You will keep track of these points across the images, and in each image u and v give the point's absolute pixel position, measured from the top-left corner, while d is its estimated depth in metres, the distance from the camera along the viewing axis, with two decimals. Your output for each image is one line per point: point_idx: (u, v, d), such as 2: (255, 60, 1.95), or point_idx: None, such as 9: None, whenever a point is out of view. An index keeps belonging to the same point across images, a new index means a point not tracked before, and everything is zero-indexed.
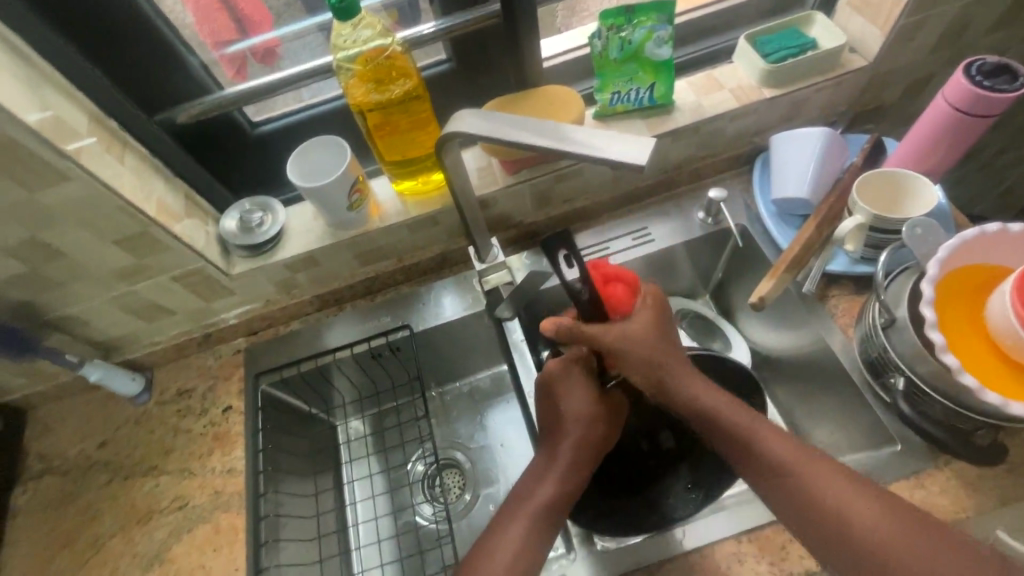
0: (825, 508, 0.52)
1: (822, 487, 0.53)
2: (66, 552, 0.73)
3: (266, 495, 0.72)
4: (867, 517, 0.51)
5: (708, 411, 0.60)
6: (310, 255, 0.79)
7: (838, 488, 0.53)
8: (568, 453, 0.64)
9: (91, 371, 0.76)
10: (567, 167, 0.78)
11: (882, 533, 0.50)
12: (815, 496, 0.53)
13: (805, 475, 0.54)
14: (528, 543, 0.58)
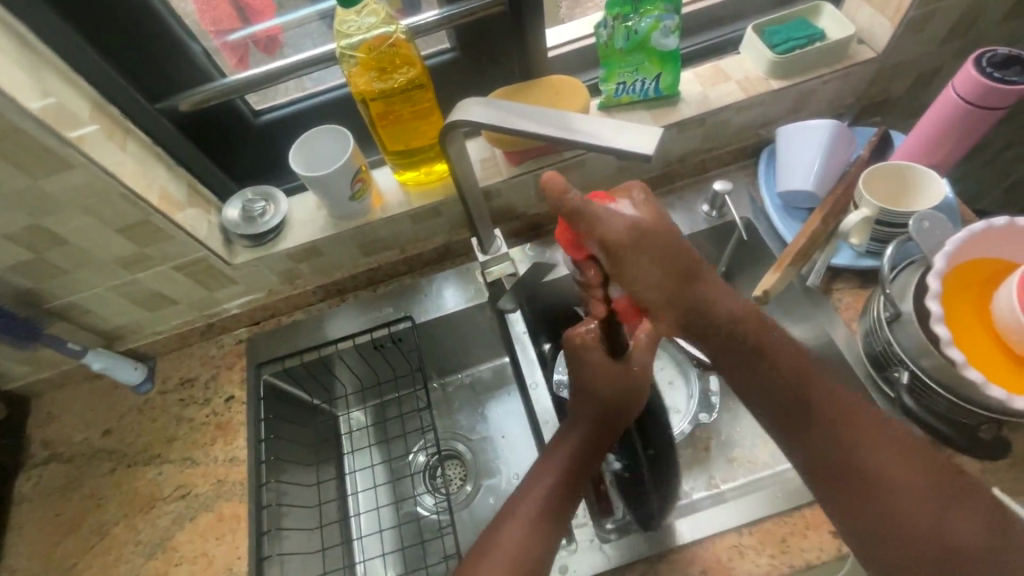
0: (880, 479, 0.49)
1: (890, 463, 0.50)
2: (70, 539, 0.74)
3: (268, 484, 0.73)
4: (924, 491, 0.48)
5: (740, 355, 0.54)
6: (313, 244, 0.78)
7: (900, 460, 0.50)
8: (587, 435, 0.61)
9: (94, 360, 0.77)
10: (571, 158, 0.78)
11: (934, 511, 0.48)
12: (869, 464, 0.50)
13: (865, 441, 0.51)
14: (529, 542, 0.53)
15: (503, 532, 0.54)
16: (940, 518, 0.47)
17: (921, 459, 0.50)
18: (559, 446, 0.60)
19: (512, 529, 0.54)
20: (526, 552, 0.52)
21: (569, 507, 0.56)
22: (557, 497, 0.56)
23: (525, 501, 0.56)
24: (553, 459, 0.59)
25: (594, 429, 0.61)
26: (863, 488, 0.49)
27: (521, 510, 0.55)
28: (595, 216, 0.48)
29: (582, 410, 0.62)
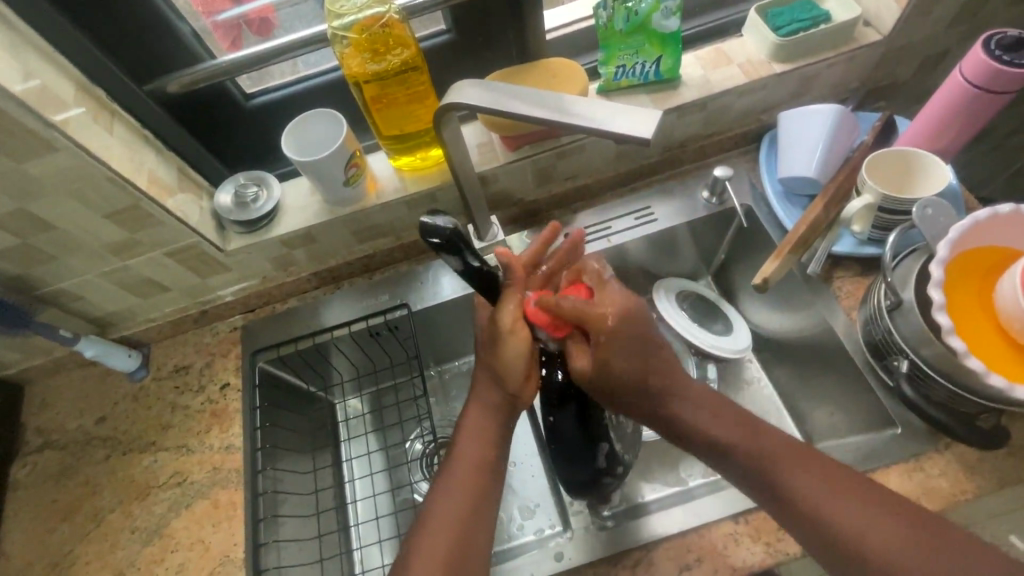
0: (799, 499, 0.52)
1: (793, 475, 0.53)
2: (66, 525, 0.74)
3: (264, 471, 0.73)
4: (828, 494, 0.51)
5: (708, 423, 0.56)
6: (307, 231, 0.77)
7: (797, 470, 0.53)
8: (494, 420, 0.59)
9: (87, 348, 0.76)
10: (569, 143, 0.76)
11: (839, 511, 0.50)
12: (786, 491, 0.52)
13: (771, 466, 0.53)
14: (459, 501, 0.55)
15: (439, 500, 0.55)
16: (847, 510, 0.50)
17: (807, 461, 0.53)
18: (467, 435, 0.58)
19: (435, 535, 0.53)
20: (459, 548, 0.53)
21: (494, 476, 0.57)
22: (475, 491, 0.56)
23: (444, 496, 0.55)
24: (462, 454, 0.58)
25: (500, 412, 0.59)
26: (793, 512, 0.52)
27: (441, 509, 0.55)
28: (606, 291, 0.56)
29: (483, 390, 0.60)
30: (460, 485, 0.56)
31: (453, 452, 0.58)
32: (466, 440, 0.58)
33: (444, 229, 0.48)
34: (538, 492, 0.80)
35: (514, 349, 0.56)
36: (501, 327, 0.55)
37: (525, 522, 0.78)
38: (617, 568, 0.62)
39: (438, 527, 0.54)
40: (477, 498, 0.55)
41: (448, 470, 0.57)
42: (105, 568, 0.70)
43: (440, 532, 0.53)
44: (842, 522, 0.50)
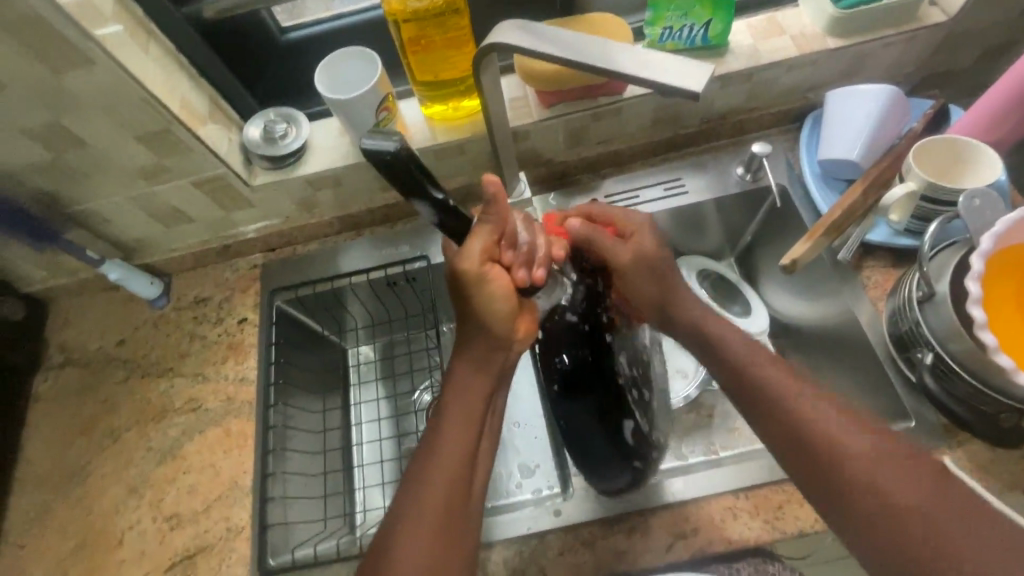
0: (831, 446, 0.49)
1: (822, 423, 0.50)
2: (84, 439, 0.77)
3: (276, 406, 0.75)
4: (885, 465, 0.47)
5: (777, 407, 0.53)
6: (333, 172, 0.76)
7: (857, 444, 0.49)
8: (483, 378, 0.56)
9: (112, 271, 0.77)
10: (606, 105, 0.74)
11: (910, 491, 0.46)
12: (880, 495, 0.46)
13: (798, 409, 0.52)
14: (449, 469, 0.52)
15: (426, 467, 0.52)
16: (884, 476, 0.47)
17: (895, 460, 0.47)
18: (454, 392, 0.55)
19: (425, 496, 0.51)
20: (449, 507, 0.51)
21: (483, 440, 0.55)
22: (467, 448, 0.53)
23: (431, 455, 0.52)
24: (450, 413, 0.54)
25: (489, 370, 0.56)
26: (847, 483, 0.48)
27: (432, 469, 0.52)
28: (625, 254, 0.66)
29: (472, 347, 0.56)
30: (450, 446, 0.53)
31: (441, 412, 0.55)
32: (456, 399, 0.55)
33: (389, 151, 0.43)
34: (538, 453, 0.82)
35: (489, 294, 0.53)
36: (474, 272, 0.52)
37: (524, 480, 0.80)
38: (613, 530, 0.62)
39: (431, 490, 0.51)
40: (469, 458, 0.53)
41: (436, 431, 0.54)
42: (120, 483, 0.73)
43: (425, 496, 0.51)
44: (889, 482, 0.47)
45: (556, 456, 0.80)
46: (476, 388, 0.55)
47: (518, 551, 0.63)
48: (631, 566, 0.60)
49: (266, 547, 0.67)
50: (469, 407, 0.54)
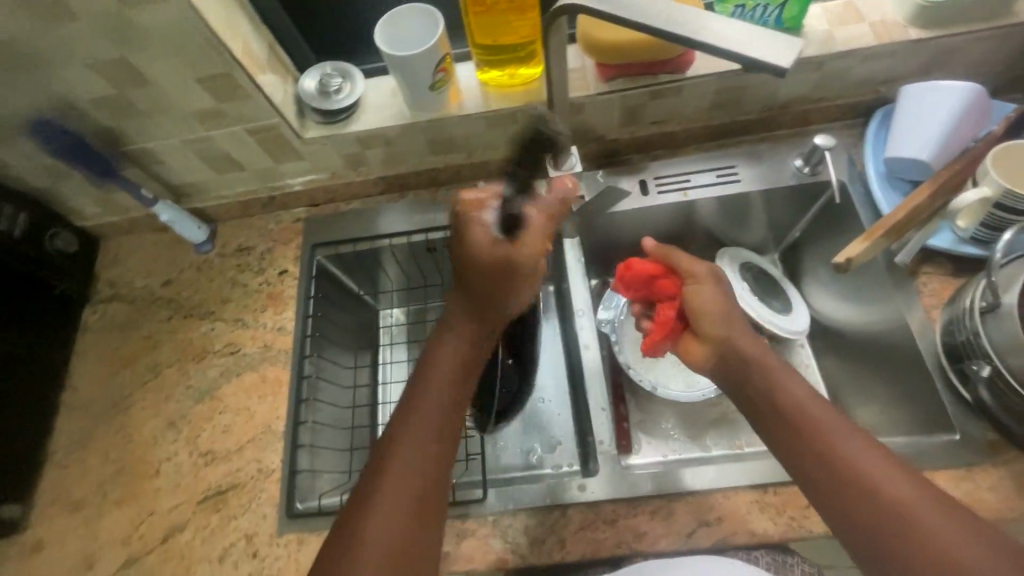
0: (820, 441, 0.51)
1: (840, 436, 0.51)
2: (128, 371, 0.80)
3: (311, 356, 0.77)
4: (863, 458, 0.49)
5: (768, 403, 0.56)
6: (383, 131, 0.76)
7: (839, 438, 0.51)
8: (470, 340, 0.59)
9: (163, 211, 0.79)
10: (667, 83, 0.72)
11: (885, 481, 0.48)
12: (854, 483, 0.49)
13: (815, 419, 0.53)
14: (434, 418, 0.54)
15: (409, 415, 0.54)
16: (898, 490, 0.47)
17: (874, 454, 0.50)
18: (441, 351, 0.58)
19: (409, 441, 0.52)
20: (431, 451, 0.52)
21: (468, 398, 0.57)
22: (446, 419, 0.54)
23: (416, 404, 0.55)
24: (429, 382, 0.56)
25: (477, 336, 0.60)
26: (828, 475, 0.50)
27: (415, 415, 0.54)
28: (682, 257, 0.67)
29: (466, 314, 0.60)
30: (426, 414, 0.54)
31: (424, 374, 0.57)
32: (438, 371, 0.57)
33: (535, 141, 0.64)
34: (560, 430, 0.83)
35: (523, 274, 0.62)
36: (534, 255, 0.62)
37: (544, 454, 0.81)
38: (636, 511, 0.62)
39: (405, 454, 0.52)
40: (445, 431, 0.54)
41: (414, 400, 0.55)
42: (159, 417, 0.76)
43: (409, 442, 0.52)
44: (902, 500, 0.47)
45: (578, 434, 0.80)
46: (462, 347, 0.59)
47: (539, 521, 0.63)
48: (652, 547, 0.61)
49: (294, 490, 0.69)
50: (455, 364, 0.57)
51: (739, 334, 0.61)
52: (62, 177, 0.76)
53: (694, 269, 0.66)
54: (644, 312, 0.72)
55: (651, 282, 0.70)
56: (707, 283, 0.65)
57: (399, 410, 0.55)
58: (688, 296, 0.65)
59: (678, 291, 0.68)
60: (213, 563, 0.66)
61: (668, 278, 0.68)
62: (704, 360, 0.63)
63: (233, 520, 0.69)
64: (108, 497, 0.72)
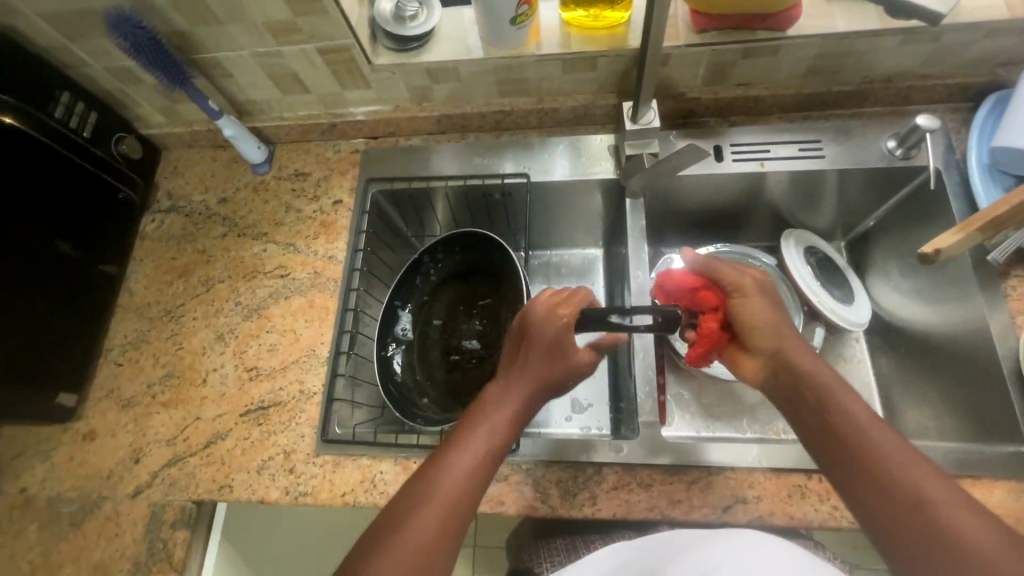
0: (842, 427, 0.50)
1: (858, 421, 0.50)
2: (181, 281, 0.81)
3: (357, 290, 0.77)
4: (883, 446, 0.48)
5: (791, 387, 0.54)
6: (454, 65, 0.73)
7: (862, 425, 0.50)
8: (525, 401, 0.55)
9: (227, 126, 0.78)
10: (764, 40, 0.67)
11: (903, 470, 0.47)
12: (868, 469, 0.48)
13: (843, 402, 0.51)
14: (476, 472, 0.52)
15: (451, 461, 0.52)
16: (914, 480, 0.46)
17: (896, 444, 0.48)
18: (494, 403, 0.55)
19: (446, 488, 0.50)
20: (464, 504, 0.50)
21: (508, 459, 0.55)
22: (463, 513, 0.50)
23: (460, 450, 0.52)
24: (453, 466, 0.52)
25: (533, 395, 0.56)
26: (845, 459, 0.49)
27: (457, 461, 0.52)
28: (723, 269, 0.60)
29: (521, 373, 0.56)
30: (444, 503, 0.50)
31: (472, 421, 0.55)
32: (464, 456, 0.52)
33: None
34: (593, 393, 0.82)
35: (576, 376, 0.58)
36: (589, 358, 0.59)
37: (574, 415, 0.81)
38: (672, 479, 0.62)
39: (411, 540, 0.48)
40: (455, 527, 0.49)
41: (431, 482, 0.51)
42: (209, 329, 0.78)
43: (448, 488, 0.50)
44: (921, 490, 0.46)
45: (614, 399, 0.80)
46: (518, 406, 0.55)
47: (573, 475, 0.63)
48: (685, 515, 0.60)
49: (331, 416, 0.70)
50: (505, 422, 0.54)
51: (791, 344, 0.56)
52: (132, 79, 0.76)
53: (742, 281, 0.59)
54: (688, 322, 0.64)
55: (691, 296, 0.63)
56: (755, 296, 0.58)
57: (414, 489, 0.51)
58: (734, 310, 0.59)
59: (723, 302, 0.60)
60: (251, 473, 0.69)
61: (710, 289, 0.61)
62: (754, 369, 0.58)
63: (273, 435, 0.70)
64: (157, 398, 0.75)
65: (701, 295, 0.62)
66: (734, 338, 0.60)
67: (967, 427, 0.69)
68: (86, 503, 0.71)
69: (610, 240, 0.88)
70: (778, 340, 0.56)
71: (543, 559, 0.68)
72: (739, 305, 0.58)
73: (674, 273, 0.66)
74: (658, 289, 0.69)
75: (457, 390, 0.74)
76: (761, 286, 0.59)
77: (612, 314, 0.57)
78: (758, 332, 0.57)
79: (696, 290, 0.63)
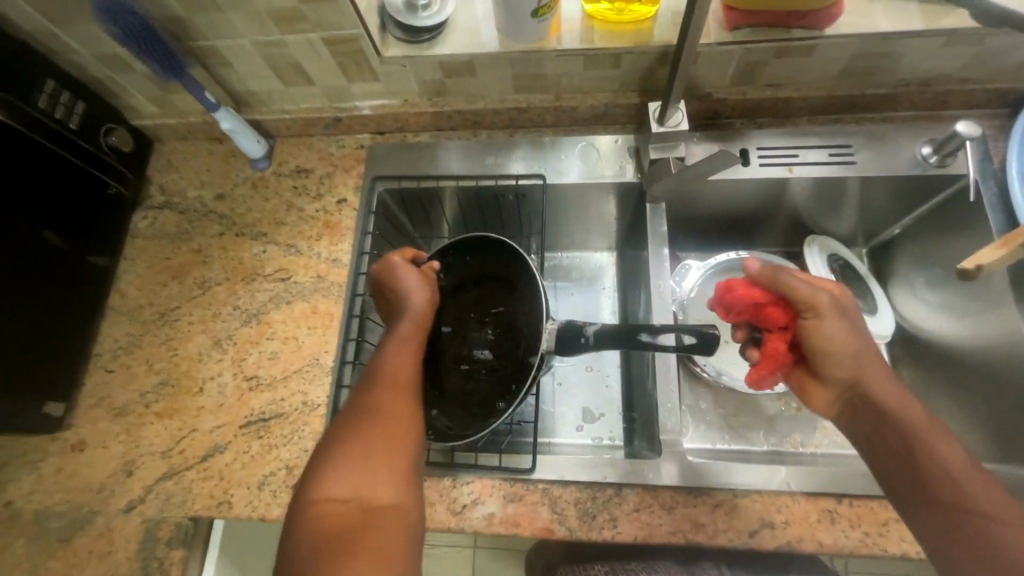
0: (920, 458, 0.50)
1: (937, 452, 0.49)
2: (175, 283, 0.77)
3: (363, 295, 0.73)
4: (958, 476, 0.49)
5: (868, 413, 0.52)
6: (469, 59, 0.69)
7: (939, 455, 0.49)
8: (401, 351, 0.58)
9: (224, 119, 0.73)
10: (800, 40, 0.63)
11: (975, 500, 0.48)
12: (944, 501, 0.48)
13: (923, 432, 0.50)
14: (365, 419, 0.53)
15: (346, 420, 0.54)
16: (986, 510, 0.48)
17: (969, 473, 0.49)
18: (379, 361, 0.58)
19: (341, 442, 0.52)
20: (356, 450, 0.51)
21: (396, 398, 0.54)
22: (354, 478, 0.49)
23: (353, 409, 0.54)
24: (371, 401, 0.54)
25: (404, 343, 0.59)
26: (919, 488, 0.49)
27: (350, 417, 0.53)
28: (795, 284, 0.54)
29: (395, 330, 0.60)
30: (370, 432, 0.52)
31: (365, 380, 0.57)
32: (380, 389, 0.55)
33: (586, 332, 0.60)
34: (605, 403, 0.79)
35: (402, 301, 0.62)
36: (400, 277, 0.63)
37: (586, 425, 0.78)
38: (696, 501, 0.59)
39: (344, 475, 0.49)
40: (351, 473, 0.49)
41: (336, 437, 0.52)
42: (206, 334, 0.74)
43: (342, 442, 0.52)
44: (991, 522, 0.47)
45: (628, 411, 0.77)
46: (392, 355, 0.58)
47: (592, 496, 0.60)
48: (709, 540, 0.58)
49: None
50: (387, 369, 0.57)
51: (871, 371, 0.52)
52: (124, 67, 0.71)
53: (816, 299, 0.53)
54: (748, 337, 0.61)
55: (757, 312, 0.58)
56: (834, 317, 0.53)
57: (337, 434, 0.53)
58: (805, 332, 0.54)
59: (792, 320, 0.56)
60: (252, 488, 0.65)
61: (776, 306, 0.56)
62: (820, 392, 0.55)
63: (275, 449, 0.67)
64: (151, 407, 0.71)
65: (770, 311, 0.57)
66: (802, 359, 0.57)
67: (995, 447, 0.67)
68: (76, 518, 0.67)
69: (625, 244, 0.84)
70: (855, 368, 0.52)
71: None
72: (812, 330, 0.53)
73: (735, 283, 0.60)
74: (712, 301, 0.63)
75: (469, 403, 0.66)
76: (835, 305, 0.53)
77: (642, 331, 0.57)
78: (833, 359, 0.53)
79: (763, 307, 0.57)
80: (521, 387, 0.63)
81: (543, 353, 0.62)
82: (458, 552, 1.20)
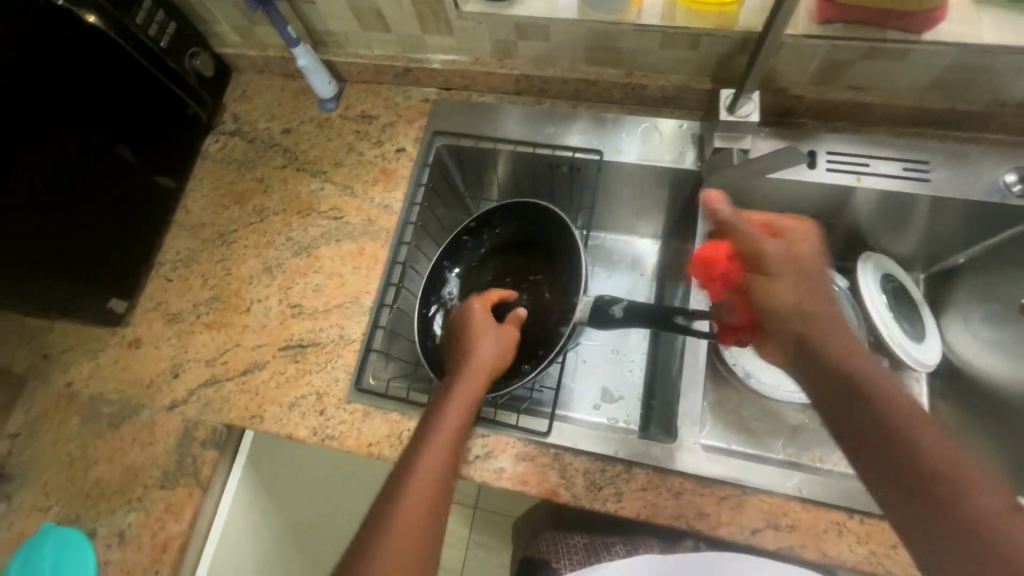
0: (891, 432, 0.44)
1: (905, 422, 0.44)
2: (237, 207, 0.81)
3: (409, 244, 0.76)
4: (933, 449, 0.43)
5: (837, 385, 0.47)
6: (545, 23, 0.69)
7: (905, 424, 0.44)
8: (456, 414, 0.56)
9: (301, 56, 0.76)
10: (892, 42, 0.60)
11: (972, 485, 0.41)
12: (925, 480, 0.42)
13: (886, 401, 0.45)
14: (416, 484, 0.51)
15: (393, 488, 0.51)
16: (982, 496, 0.41)
17: (944, 444, 0.43)
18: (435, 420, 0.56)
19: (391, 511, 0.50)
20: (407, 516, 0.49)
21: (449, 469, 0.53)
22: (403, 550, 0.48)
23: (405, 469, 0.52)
24: (420, 470, 0.52)
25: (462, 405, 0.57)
26: (896, 470, 0.43)
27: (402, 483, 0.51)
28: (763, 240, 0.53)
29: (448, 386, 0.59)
30: (413, 504, 0.50)
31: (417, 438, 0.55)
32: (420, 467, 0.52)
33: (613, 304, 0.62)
34: (626, 386, 0.79)
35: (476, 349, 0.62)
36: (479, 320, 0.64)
37: (603, 404, 0.78)
38: (703, 491, 0.60)
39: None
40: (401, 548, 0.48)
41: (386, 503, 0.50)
42: (258, 259, 0.78)
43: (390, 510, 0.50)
44: (987, 511, 0.40)
45: (647, 396, 0.77)
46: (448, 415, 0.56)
47: (601, 468, 0.62)
48: (710, 530, 0.58)
49: (366, 366, 0.70)
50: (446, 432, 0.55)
51: (829, 339, 0.49)
52: None
53: (767, 254, 0.53)
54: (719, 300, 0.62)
55: (717, 268, 0.59)
56: (786, 276, 0.52)
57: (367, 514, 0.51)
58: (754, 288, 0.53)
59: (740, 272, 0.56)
60: (283, 407, 0.70)
61: (732, 262, 0.57)
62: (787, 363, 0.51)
63: (308, 374, 0.71)
64: (201, 319, 0.76)
65: (732, 266, 0.57)
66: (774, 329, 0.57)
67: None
68: (125, 408, 0.73)
69: (671, 233, 0.83)
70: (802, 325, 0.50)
71: (562, 554, 0.68)
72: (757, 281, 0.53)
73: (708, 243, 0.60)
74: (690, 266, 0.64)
75: None
76: (780, 250, 0.54)
77: (677, 314, 0.58)
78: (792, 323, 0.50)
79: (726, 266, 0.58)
80: (550, 352, 0.65)
81: (576, 322, 0.64)
82: (460, 510, 1.24)
